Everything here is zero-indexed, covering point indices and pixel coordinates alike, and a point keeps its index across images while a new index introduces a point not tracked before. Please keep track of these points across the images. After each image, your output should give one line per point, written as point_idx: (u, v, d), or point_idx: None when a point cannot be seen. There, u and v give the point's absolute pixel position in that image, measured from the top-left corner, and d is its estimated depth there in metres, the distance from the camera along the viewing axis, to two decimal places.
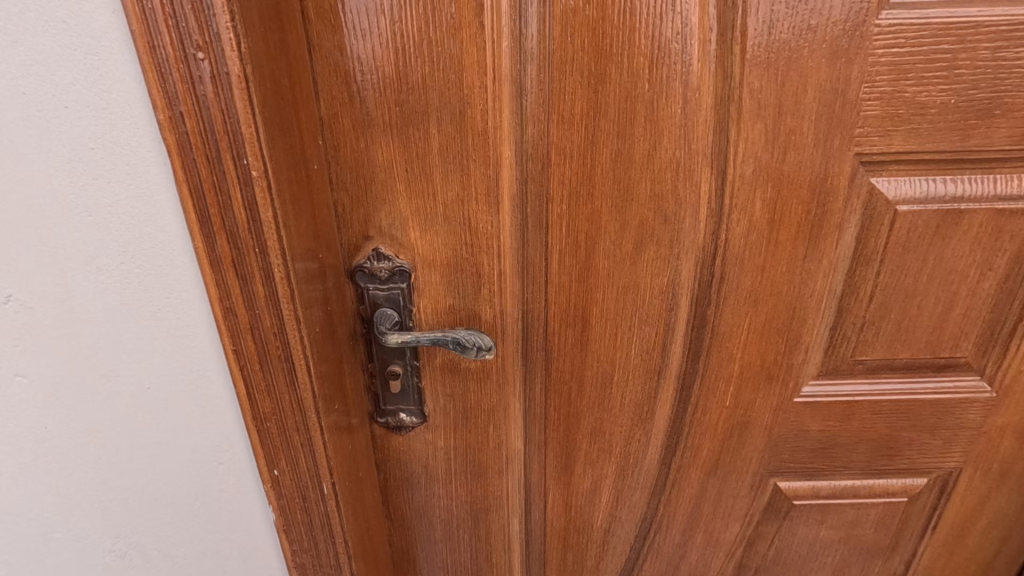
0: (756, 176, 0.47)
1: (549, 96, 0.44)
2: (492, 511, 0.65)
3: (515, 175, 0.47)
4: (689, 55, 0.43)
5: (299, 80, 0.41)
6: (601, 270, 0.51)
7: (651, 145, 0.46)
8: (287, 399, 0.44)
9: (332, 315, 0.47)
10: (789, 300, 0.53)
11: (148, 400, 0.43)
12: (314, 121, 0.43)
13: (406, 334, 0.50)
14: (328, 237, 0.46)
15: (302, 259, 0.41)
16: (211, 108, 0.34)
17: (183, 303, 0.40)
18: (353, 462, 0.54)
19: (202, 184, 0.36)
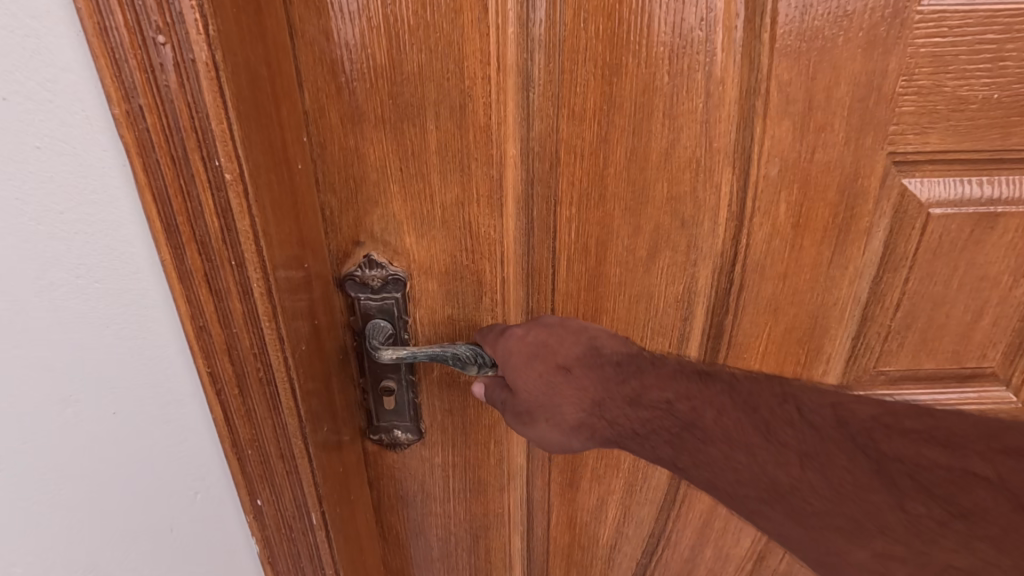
0: (781, 177, 0.44)
1: (559, 88, 0.40)
2: (492, 528, 0.61)
3: (520, 176, 0.43)
4: (713, 43, 0.39)
5: (280, 69, 0.36)
6: (612, 278, 0.47)
7: (669, 142, 0.42)
8: (270, 424, 0.40)
9: (320, 330, 0.43)
10: (811, 309, 0.50)
11: (115, 428, 0.39)
12: (298, 115, 0.39)
13: (403, 350, 0.46)
14: (313, 244, 0.42)
15: (285, 269, 0.37)
16: (175, 101, 0.30)
17: (150, 320, 0.36)
18: (344, 486, 0.50)
19: (168, 189, 0.32)
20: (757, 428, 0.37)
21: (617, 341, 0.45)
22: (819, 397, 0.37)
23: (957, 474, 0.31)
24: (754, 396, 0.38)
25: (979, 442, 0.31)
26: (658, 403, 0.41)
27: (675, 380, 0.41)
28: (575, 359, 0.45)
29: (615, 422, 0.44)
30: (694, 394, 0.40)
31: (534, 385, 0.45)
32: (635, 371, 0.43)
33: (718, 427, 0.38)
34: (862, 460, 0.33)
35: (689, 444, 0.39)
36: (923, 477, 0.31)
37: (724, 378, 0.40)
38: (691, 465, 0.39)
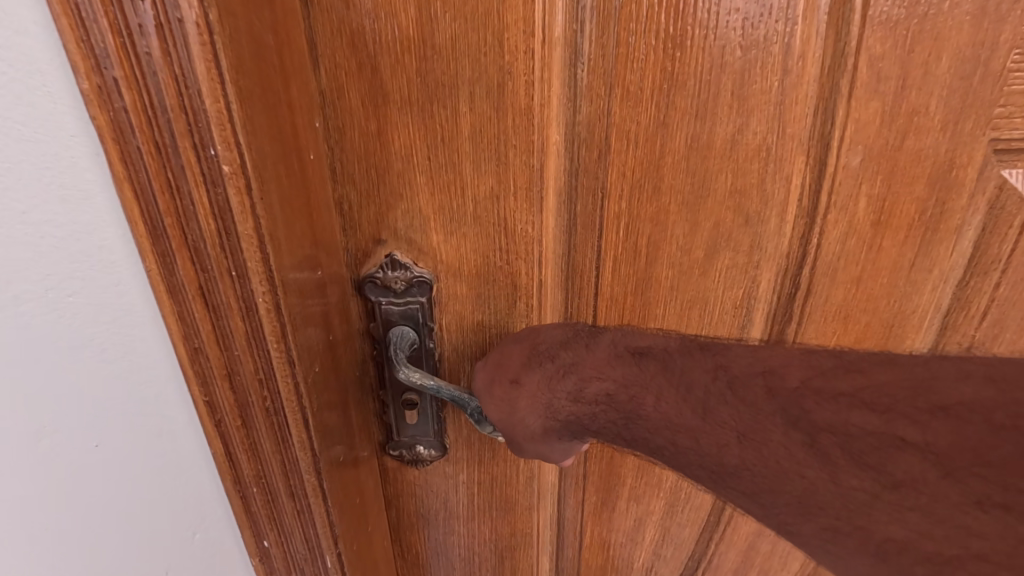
0: (863, 167, 0.38)
1: (613, 64, 0.35)
2: (519, 549, 0.57)
3: (563, 165, 0.38)
4: (797, 9, 0.34)
5: (289, 41, 0.31)
6: (664, 282, 0.42)
7: (737, 128, 0.37)
8: (277, 460, 0.36)
9: (336, 344, 0.39)
10: (885, 317, 0.44)
11: (102, 461, 0.34)
12: (310, 95, 0.34)
13: (429, 377, 0.42)
14: (329, 245, 0.37)
15: (296, 281, 0.32)
16: (160, 73, 0.25)
17: (136, 341, 0.31)
18: (363, 519, 0.46)
19: (153, 183, 0.27)
20: (694, 410, 0.37)
21: (558, 334, 0.43)
22: (750, 365, 0.37)
23: (886, 441, 0.30)
24: (688, 372, 0.39)
25: (906, 403, 0.29)
26: (600, 395, 0.41)
27: (614, 364, 0.41)
28: (523, 367, 0.42)
29: (573, 421, 0.43)
30: (632, 380, 0.40)
31: (502, 409, 0.42)
32: (572, 363, 0.42)
33: (659, 411, 0.39)
34: (798, 433, 0.33)
35: (636, 432, 0.40)
36: (857, 451, 0.31)
37: (660, 353, 0.41)
38: (641, 447, 0.40)
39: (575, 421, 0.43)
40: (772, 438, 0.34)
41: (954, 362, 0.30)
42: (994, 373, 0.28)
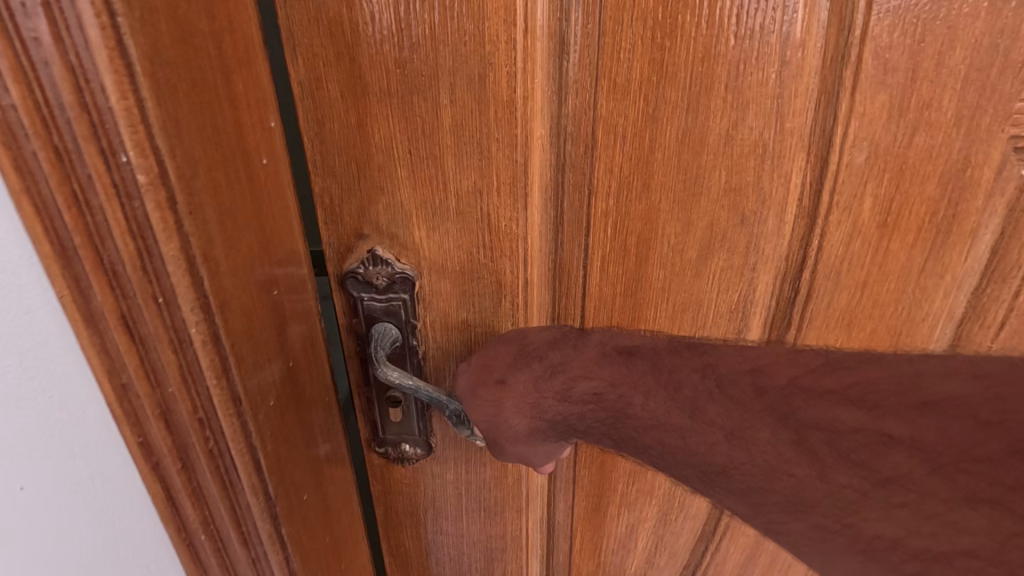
0: (869, 164, 0.36)
1: (599, 54, 0.33)
2: (509, 552, 0.56)
3: (548, 161, 0.37)
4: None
5: (236, 33, 0.29)
6: (655, 283, 0.40)
7: (731, 124, 0.35)
8: (222, 499, 0.35)
9: (297, 369, 0.38)
10: (893, 326, 0.42)
11: (37, 497, 0.34)
12: (264, 92, 0.32)
13: (410, 377, 0.41)
14: (289, 256, 0.35)
15: (239, 312, 0.31)
16: (54, 66, 0.23)
17: (61, 375, 0.31)
18: (331, 555, 0.46)
19: (57, 195, 0.25)
20: (683, 409, 0.40)
21: (546, 334, 0.42)
22: (738, 364, 0.39)
23: (875, 438, 0.34)
24: (676, 372, 0.40)
25: (893, 400, 0.33)
26: (587, 395, 0.42)
27: (602, 364, 0.42)
28: (510, 367, 0.42)
29: (559, 421, 0.44)
30: (621, 379, 0.41)
31: (487, 411, 0.42)
32: (560, 363, 0.42)
33: (646, 411, 0.41)
34: (788, 429, 0.37)
35: (623, 429, 0.42)
36: (846, 446, 0.35)
37: (648, 351, 0.41)
38: (628, 444, 0.43)
39: (562, 422, 0.43)
40: (762, 437, 0.38)
41: (941, 358, 0.33)
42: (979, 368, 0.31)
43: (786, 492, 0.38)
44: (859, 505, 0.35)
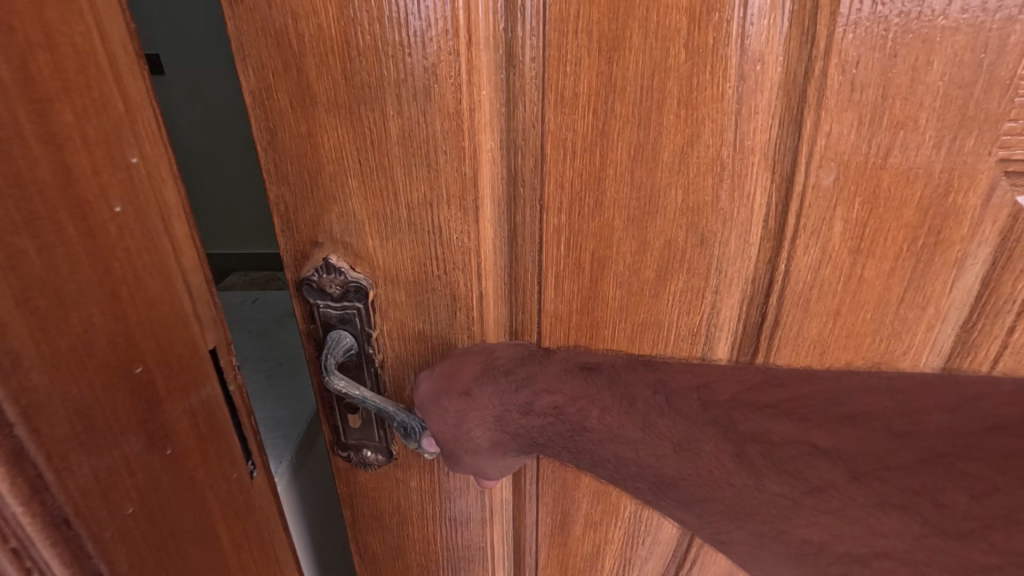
0: (838, 186, 0.33)
1: (545, 67, 0.32)
2: (475, 564, 0.55)
3: (499, 174, 0.36)
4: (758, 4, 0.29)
5: (54, 69, 0.24)
6: (612, 302, 0.39)
7: (685, 141, 0.33)
8: None
9: (177, 453, 0.32)
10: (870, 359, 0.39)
11: None
12: (108, 136, 0.27)
13: (356, 388, 0.41)
14: (153, 326, 0.30)
15: (64, 408, 0.25)
16: None
17: None
18: None
19: None
20: (636, 423, 0.42)
21: (514, 352, 0.42)
22: (688, 379, 0.41)
23: (807, 451, 0.39)
24: (631, 385, 0.42)
25: (818, 415, 0.38)
26: (549, 408, 0.43)
27: (563, 379, 0.42)
28: (474, 380, 0.42)
29: (518, 434, 0.44)
30: (581, 395, 0.42)
31: (448, 419, 0.42)
32: (524, 377, 0.42)
33: (603, 425, 0.43)
34: (733, 445, 0.41)
35: (581, 441, 0.44)
36: (786, 460, 0.39)
37: (608, 369, 0.41)
38: (585, 456, 0.45)
39: (523, 434, 0.44)
40: (712, 450, 0.41)
41: (859, 378, 0.38)
42: (896, 386, 0.37)
43: (727, 501, 0.42)
44: (766, 500, 0.41)
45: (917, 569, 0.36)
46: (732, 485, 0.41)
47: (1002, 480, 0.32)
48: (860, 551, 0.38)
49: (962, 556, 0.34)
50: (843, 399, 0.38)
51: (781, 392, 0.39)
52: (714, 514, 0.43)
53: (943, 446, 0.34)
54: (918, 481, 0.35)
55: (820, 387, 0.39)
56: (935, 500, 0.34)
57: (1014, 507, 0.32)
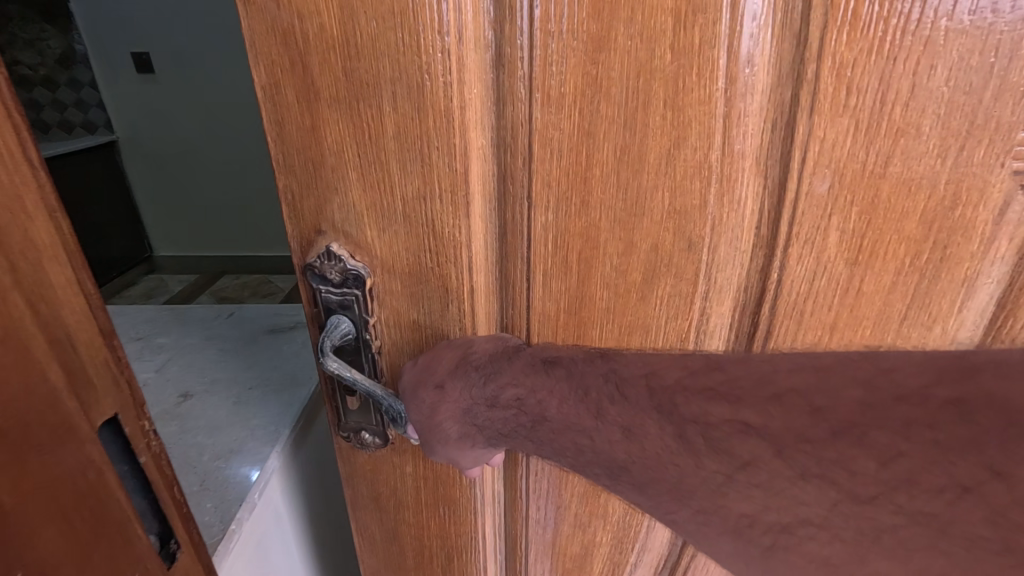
0: (832, 195, 0.32)
1: (532, 67, 0.33)
2: (465, 554, 0.56)
3: (490, 170, 0.37)
4: (754, 7, 0.29)
5: None
6: (598, 302, 0.39)
7: (671, 143, 0.33)
8: None
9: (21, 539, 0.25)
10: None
11: None
12: None
13: (348, 370, 0.42)
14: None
15: None
16: None
17: None
18: None
19: None
20: (589, 411, 0.41)
21: (490, 346, 0.42)
22: (637, 367, 0.39)
23: (736, 426, 0.37)
24: (585, 377, 0.41)
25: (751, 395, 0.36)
26: (511, 401, 0.42)
27: (527, 373, 0.41)
28: (449, 373, 0.42)
29: (486, 426, 0.44)
30: (539, 387, 0.42)
31: (427, 411, 0.43)
32: (491, 370, 0.42)
33: (561, 415, 0.42)
34: (672, 427, 0.39)
35: (541, 432, 0.43)
36: (719, 437, 0.38)
37: (567, 363, 0.41)
38: (545, 445, 0.44)
39: (489, 426, 0.44)
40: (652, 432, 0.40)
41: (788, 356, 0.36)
42: (819, 362, 0.35)
43: (671, 483, 0.40)
44: (704, 478, 0.39)
45: (836, 534, 0.36)
46: (676, 465, 0.39)
47: (906, 446, 0.32)
48: (785, 519, 0.38)
49: (871, 517, 0.34)
50: (770, 378, 0.36)
51: (719, 375, 0.37)
52: (656, 492, 0.41)
53: (856, 417, 0.33)
54: (836, 449, 0.34)
55: (747, 373, 0.37)
56: (847, 466, 0.34)
57: (965, 483, 0.30)
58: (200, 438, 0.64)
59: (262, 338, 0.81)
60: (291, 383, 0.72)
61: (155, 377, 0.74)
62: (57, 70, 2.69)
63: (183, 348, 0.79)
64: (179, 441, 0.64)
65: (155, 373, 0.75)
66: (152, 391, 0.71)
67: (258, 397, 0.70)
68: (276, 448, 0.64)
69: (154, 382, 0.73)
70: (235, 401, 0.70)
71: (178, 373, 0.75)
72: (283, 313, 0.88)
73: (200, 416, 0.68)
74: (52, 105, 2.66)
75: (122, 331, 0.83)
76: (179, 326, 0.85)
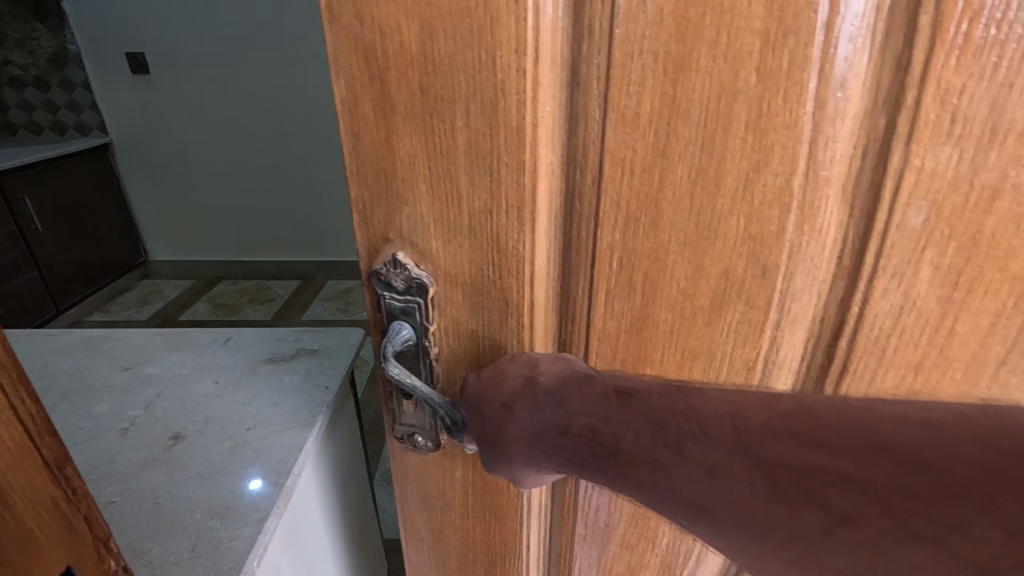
0: (927, 228, 0.30)
1: (608, 86, 0.32)
2: (509, 560, 0.56)
3: (557, 188, 0.37)
4: (851, 29, 0.27)
5: None
6: (661, 324, 0.38)
7: (751, 167, 0.32)
8: None
9: None
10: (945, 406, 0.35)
11: None
12: None
13: (408, 376, 0.43)
14: None
15: None
16: None
17: None
18: None
19: None
20: (668, 448, 0.31)
21: (558, 368, 0.40)
22: (720, 406, 0.30)
23: (830, 479, 0.26)
24: (662, 414, 0.33)
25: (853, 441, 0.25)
26: (584, 430, 0.36)
27: (598, 403, 0.36)
28: (516, 392, 0.40)
29: (553, 453, 0.39)
30: (614, 417, 0.35)
31: (490, 428, 0.41)
32: (559, 397, 0.38)
33: (638, 450, 0.33)
34: (761, 473, 0.28)
35: (619, 472, 0.34)
36: (814, 489, 0.26)
37: (643, 395, 0.34)
38: (628, 490, 0.34)
39: (561, 453, 0.38)
40: (738, 476, 0.29)
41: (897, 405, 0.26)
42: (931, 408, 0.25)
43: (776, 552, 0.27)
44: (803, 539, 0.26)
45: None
46: (765, 512, 0.27)
47: None
48: None
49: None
50: (870, 428, 0.25)
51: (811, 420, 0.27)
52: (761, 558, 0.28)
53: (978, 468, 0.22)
54: (960, 507, 0.22)
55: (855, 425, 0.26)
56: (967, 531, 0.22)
57: None
58: (190, 490, 0.58)
59: (263, 368, 0.75)
60: (292, 424, 0.66)
61: (141, 415, 0.67)
62: (48, 72, 2.78)
63: (173, 381, 0.73)
64: (168, 496, 0.57)
65: (144, 408, 0.69)
66: (139, 433, 0.65)
67: (254, 440, 0.64)
68: (276, 505, 0.57)
69: (141, 423, 0.66)
70: (230, 445, 0.63)
71: (167, 411, 0.68)
72: (283, 337, 0.81)
73: (192, 463, 0.61)
74: (44, 105, 2.81)
75: (105, 362, 0.76)
76: (170, 351, 0.78)
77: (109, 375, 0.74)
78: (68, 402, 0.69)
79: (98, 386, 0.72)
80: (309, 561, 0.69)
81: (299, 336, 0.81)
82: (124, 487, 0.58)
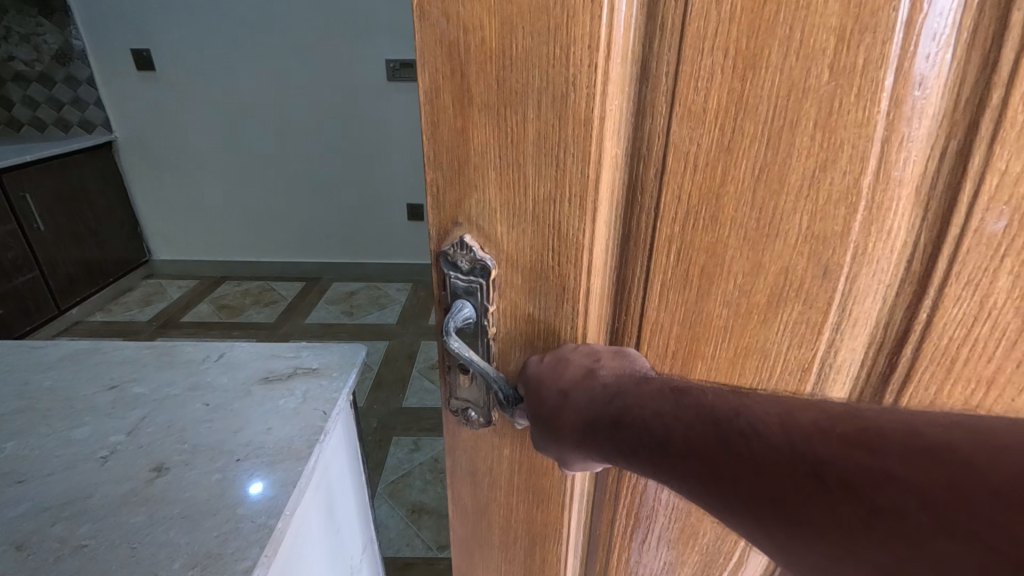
0: (1007, 234, 0.29)
1: (675, 82, 0.33)
2: (549, 541, 0.58)
3: (620, 179, 0.38)
4: (935, 26, 0.27)
5: None
6: (715, 319, 0.39)
7: (818, 165, 0.32)
8: None
9: None
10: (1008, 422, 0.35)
11: None
12: None
13: (467, 351, 0.45)
14: None
15: None
16: None
17: None
18: None
19: None
20: (716, 438, 0.30)
21: (619, 364, 0.41)
22: (769, 408, 0.30)
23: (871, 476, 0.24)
24: (715, 408, 0.32)
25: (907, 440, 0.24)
26: (636, 421, 0.35)
27: (654, 397, 0.35)
28: (576, 380, 0.41)
29: (603, 442, 0.38)
30: (666, 411, 0.33)
31: (545, 411, 0.42)
32: (619, 390, 0.38)
33: (687, 444, 0.32)
34: (804, 464, 0.27)
35: (663, 464, 0.33)
36: (858, 484, 0.25)
37: (700, 391, 0.33)
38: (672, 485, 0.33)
39: (612, 444, 0.37)
40: (780, 468, 0.27)
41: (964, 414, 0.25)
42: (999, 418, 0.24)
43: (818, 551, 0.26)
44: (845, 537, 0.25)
45: None
46: (807, 507, 0.26)
47: None
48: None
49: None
50: (919, 431, 0.24)
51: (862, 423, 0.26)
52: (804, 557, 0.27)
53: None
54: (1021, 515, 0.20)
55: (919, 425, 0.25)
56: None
57: None
58: (171, 534, 0.53)
59: (257, 391, 0.71)
60: (289, 454, 0.62)
61: (124, 442, 0.63)
62: (51, 67, 2.90)
63: (160, 403, 0.68)
64: (147, 539, 0.53)
65: (127, 434, 0.64)
66: (119, 462, 0.60)
67: (249, 469, 0.60)
68: (264, 553, 0.52)
69: (122, 450, 0.62)
70: (219, 479, 0.59)
71: (152, 437, 0.64)
72: (281, 354, 0.78)
73: (176, 499, 0.56)
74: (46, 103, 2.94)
75: (89, 378, 0.72)
76: (158, 369, 0.74)
77: (93, 396, 0.69)
78: (46, 421, 0.65)
79: (79, 408, 0.67)
80: (322, 545, 0.72)
81: (296, 354, 0.78)
82: (98, 527, 0.54)
